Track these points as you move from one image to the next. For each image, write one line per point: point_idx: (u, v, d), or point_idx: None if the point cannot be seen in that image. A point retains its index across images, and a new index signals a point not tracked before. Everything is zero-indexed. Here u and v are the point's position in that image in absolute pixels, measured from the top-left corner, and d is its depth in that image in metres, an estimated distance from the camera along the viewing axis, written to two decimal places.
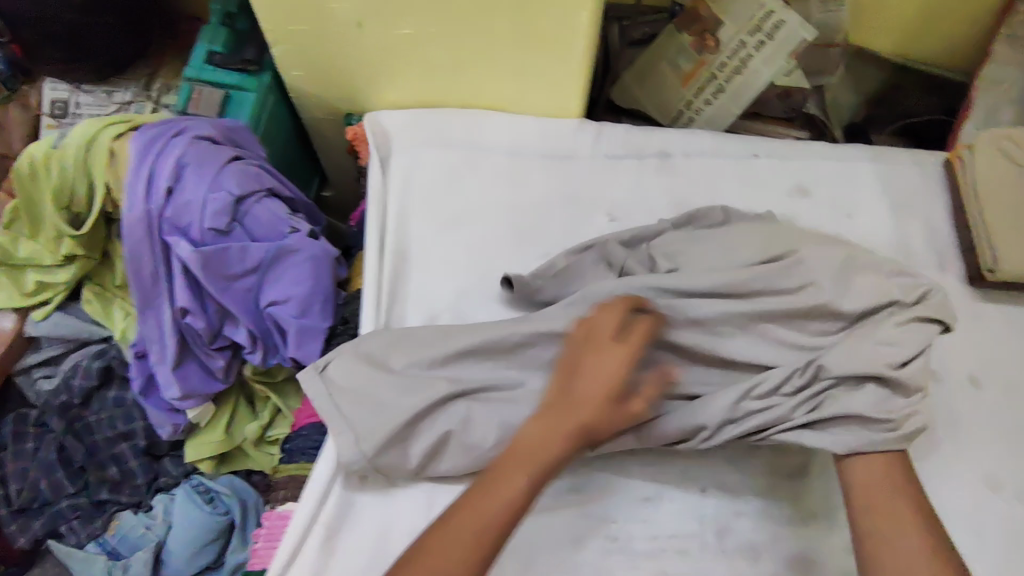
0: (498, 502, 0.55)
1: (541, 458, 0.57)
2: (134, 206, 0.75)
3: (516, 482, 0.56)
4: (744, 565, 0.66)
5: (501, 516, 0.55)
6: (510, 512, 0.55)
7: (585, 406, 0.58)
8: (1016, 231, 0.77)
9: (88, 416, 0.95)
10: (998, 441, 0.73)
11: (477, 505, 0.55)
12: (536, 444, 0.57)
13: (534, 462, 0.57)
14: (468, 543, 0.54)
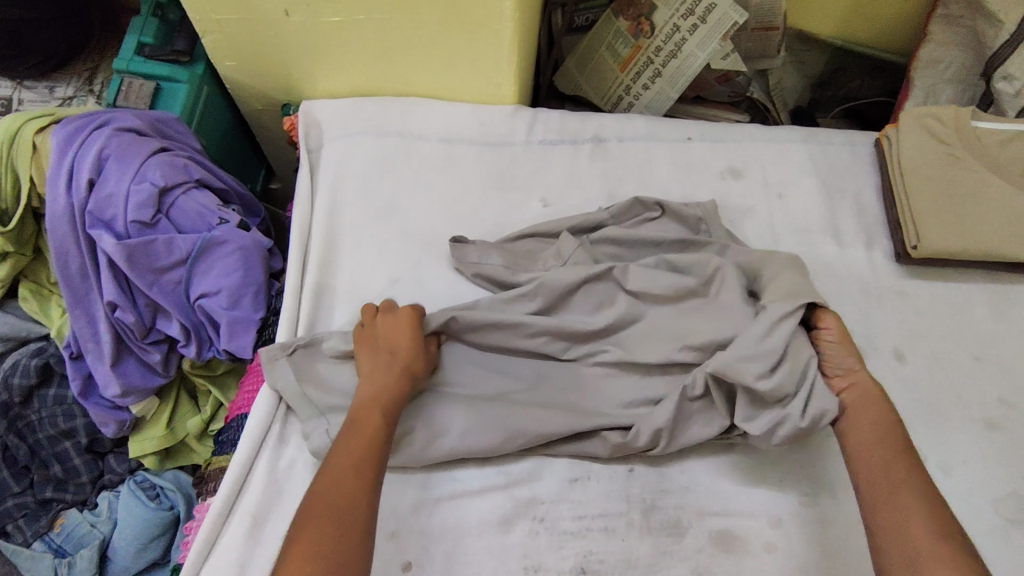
0: (362, 438, 0.61)
1: (380, 400, 0.64)
2: (57, 198, 0.76)
3: (367, 424, 0.62)
4: (668, 541, 0.67)
5: (364, 456, 0.59)
6: (372, 449, 0.60)
7: (399, 354, 0.67)
8: (938, 207, 0.79)
9: (29, 415, 0.93)
10: (922, 413, 0.74)
11: (345, 452, 0.60)
12: (365, 396, 0.64)
13: (368, 405, 0.64)
14: (341, 485, 0.57)
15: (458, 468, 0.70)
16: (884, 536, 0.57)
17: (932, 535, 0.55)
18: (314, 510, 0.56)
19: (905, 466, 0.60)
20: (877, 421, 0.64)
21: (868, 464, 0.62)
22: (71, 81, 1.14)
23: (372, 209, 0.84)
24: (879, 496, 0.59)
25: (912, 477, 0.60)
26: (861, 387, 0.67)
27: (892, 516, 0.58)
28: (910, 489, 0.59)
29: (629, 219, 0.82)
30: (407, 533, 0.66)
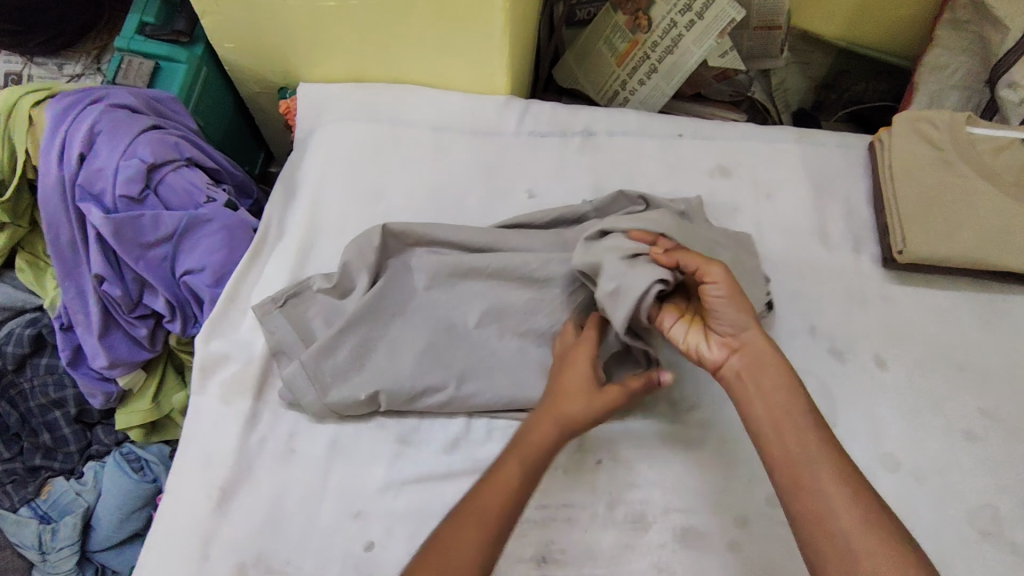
0: (493, 498, 0.56)
1: (541, 450, 0.60)
2: (49, 170, 0.77)
3: (528, 476, 0.58)
4: (631, 535, 0.67)
5: (501, 519, 0.55)
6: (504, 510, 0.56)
7: (572, 394, 0.63)
8: (926, 212, 0.77)
9: (21, 383, 0.95)
10: (898, 420, 0.73)
11: (476, 509, 0.55)
12: (544, 439, 0.61)
13: (537, 457, 0.60)
14: (457, 555, 0.53)
15: (426, 452, 0.70)
16: (812, 530, 0.53)
17: (859, 519, 0.52)
18: (426, 575, 0.51)
19: (819, 439, 0.56)
20: (782, 391, 0.60)
21: (784, 443, 0.57)
22: (80, 59, 1.17)
23: (358, 194, 0.85)
24: (800, 482, 0.55)
25: (829, 452, 0.56)
26: (757, 350, 0.63)
27: (817, 501, 0.53)
28: (823, 465, 0.55)
29: (614, 212, 0.82)
30: (372, 512, 0.67)
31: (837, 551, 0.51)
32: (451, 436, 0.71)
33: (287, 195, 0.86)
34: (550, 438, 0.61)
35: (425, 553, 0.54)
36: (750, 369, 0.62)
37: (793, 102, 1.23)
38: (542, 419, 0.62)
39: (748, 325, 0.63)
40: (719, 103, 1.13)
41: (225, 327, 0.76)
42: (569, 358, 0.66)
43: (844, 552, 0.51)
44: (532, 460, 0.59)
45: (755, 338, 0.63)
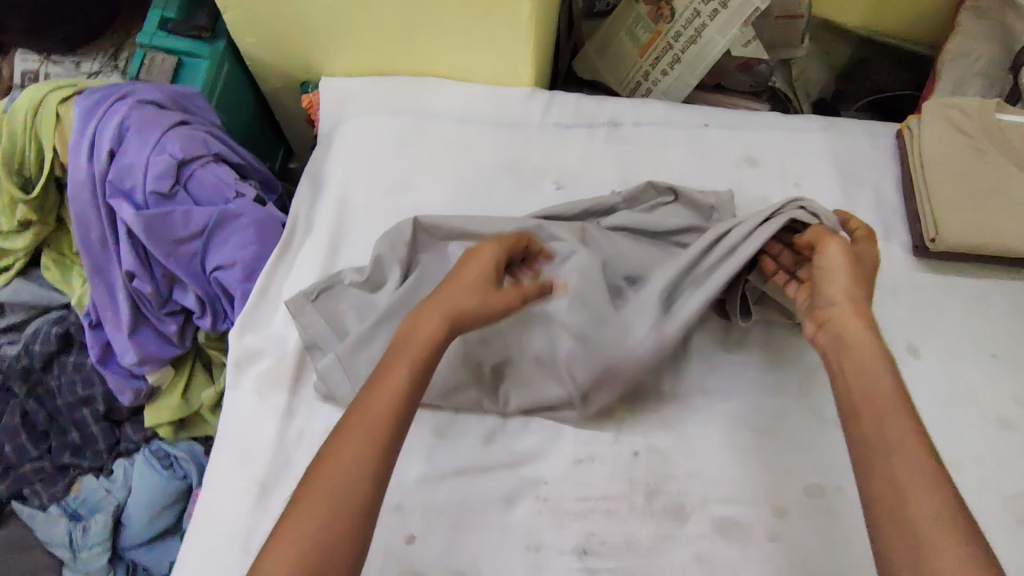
0: (389, 397, 0.56)
1: (424, 346, 0.59)
2: (78, 167, 0.78)
3: (412, 378, 0.57)
4: (670, 525, 0.68)
5: (381, 420, 0.54)
6: (394, 414, 0.55)
7: (462, 286, 0.63)
8: (958, 200, 0.77)
9: (49, 381, 0.95)
10: (933, 408, 0.73)
11: (358, 411, 0.55)
12: (428, 336, 0.60)
13: (421, 357, 0.58)
14: (352, 456, 0.52)
15: (462, 445, 0.71)
16: (889, 506, 0.50)
17: (929, 502, 0.49)
18: (310, 488, 0.51)
19: (910, 431, 0.53)
20: (879, 378, 0.57)
21: (876, 422, 0.55)
22: (97, 56, 1.15)
23: (384, 188, 0.85)
24: (877, 457, 0.53)
25: (911, 437, 0.53)
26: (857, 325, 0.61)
27: (890, 480, 0.51)
28: (905, 448, 0.52)
29: (643, 203, 0.82)
30: (412, 506, 0.68)
31: (900, 525, 0.49)
32: (487, 429, 0.72)
33: (313, 191, 0.86)
34: (434, 333, 0.60)
35: (318, 460, 0.53)
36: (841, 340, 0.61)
37: (813, 91, 1.22)
38: (430, 310, 0.61)
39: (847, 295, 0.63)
40: (740, 93, 1.13)
41: (258, 322, 0.77)
42: (460, 264, 0.65)
43: (907, 532, 0.48)
44: (416, 362, 0.58)
45: (845, 309, 0.63)
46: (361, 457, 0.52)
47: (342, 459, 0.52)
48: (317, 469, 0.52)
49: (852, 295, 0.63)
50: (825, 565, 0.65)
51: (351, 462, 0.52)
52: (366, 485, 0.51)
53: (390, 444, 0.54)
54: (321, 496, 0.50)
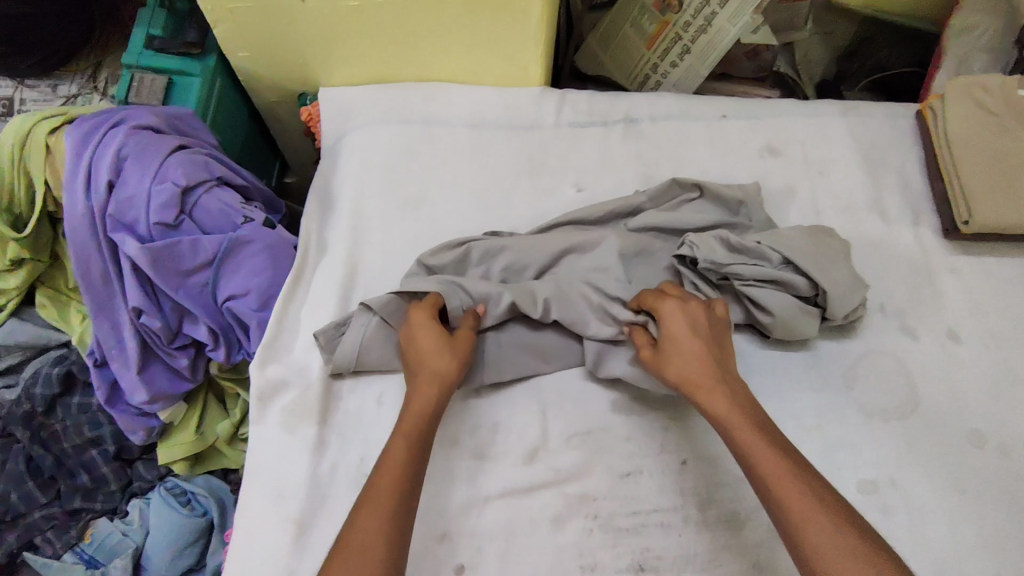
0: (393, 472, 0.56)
1: (421, 412, 0.61)
2: (75, 202, 0.73)
3: (414, 438, 0.59)
4: (727, 535, 0.65)
5: (399, 484, 0.56)
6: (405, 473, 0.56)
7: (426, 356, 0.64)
8: (990, 180, 0.76)
9: (54, 425, 0.90)
10: (979, 393, 0.72)
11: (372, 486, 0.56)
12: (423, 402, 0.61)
13: (421, 421, 0.60)
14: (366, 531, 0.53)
15: (504, 465, 0.68)
16: (790, 539, 0.52)
17: (834, 533, 0.50)
18: (340, 555, 0.52)
19: (780, 461, 0.54)
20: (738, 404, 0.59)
21: (751, 465, 0.55)
22: (75, 78, 1.09)
23: (398, 200, 0.81)
24: (770, 497, 0.54)
25: (777, 464, 0.54)
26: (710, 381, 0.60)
27: (786, 518, 0.52)
28: (793, 481, 0.53)
29: (668, 201, 0.79)
30: (459, 534, 0.65)
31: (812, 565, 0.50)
32: (529, 447, 0.69)
33: (323, 208, 0.83)
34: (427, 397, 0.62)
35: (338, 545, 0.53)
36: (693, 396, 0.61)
37: (817, 74, 1.20)
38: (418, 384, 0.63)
39: (698, 370, 0.61)
40: (746, 80, 1.11)
41: (279, 352, 0.73)
42: (422, 338, 0.65)
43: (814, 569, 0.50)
44: (417, 428, 0.60)
45: (703, 367, 0.61)
46: (383, 513, 0.54)
47: (368, 525, 0.53)
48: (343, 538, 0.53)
49: (691, 369, 0.61)
50: None
51: (378, 512, 0.54)
52: (401, 533, 0.53)
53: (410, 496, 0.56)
54: (356, 552, 0.52)
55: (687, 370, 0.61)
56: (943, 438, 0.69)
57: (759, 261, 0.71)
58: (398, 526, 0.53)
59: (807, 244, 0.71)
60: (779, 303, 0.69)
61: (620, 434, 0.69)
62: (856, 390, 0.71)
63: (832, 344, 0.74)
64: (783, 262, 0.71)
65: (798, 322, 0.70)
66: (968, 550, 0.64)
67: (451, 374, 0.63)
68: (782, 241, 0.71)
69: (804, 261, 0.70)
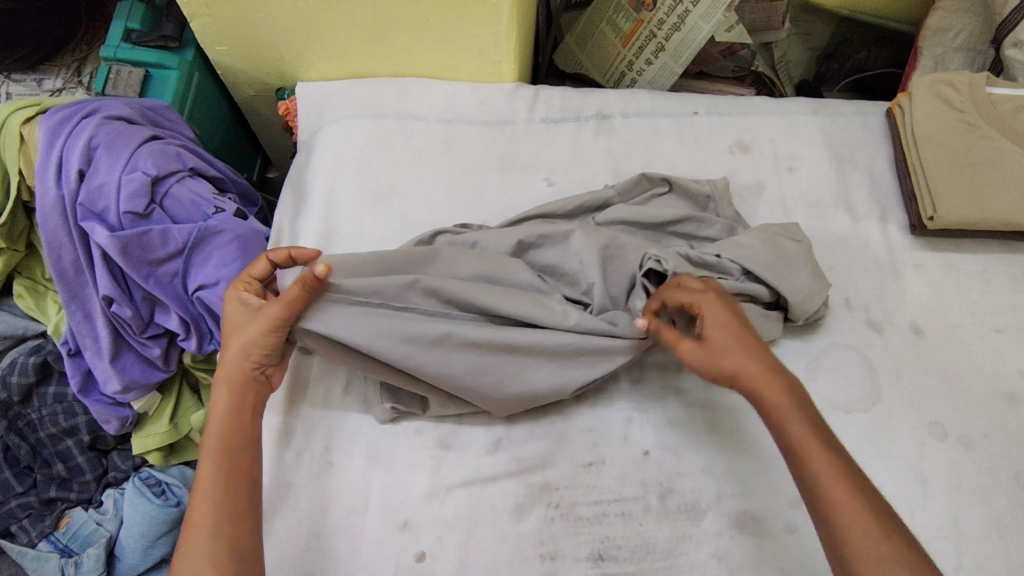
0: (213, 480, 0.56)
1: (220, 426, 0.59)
2: (46, 190, 0.74)
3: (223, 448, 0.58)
4: (687, 525, 0.66)
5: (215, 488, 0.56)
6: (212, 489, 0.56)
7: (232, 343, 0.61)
8: (954, 179, 0.77)
9: (30, 414, 0.91)
10: (940, 385, 0.72)
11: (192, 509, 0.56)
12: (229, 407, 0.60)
13: (226, 431, 0.59)
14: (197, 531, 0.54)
15: (468, 455, 0.68)
16: (837, 548, 0.51)
17: (885, 547, 0.50)
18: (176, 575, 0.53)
19: (838, 476, 0.53)
20: (797, 407, 0.57)
21: (811, 475, 0.54)
22: (59, 73, 1.09)
23: (371, 193, 0.82)
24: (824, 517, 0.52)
25: (840, 484, 0.52)
26: (763, 382, 0.58)
27: (839, 529, 0.51)
28: (856, 520, 0.51)
29: (636, 195, 0.80)
30: (420, 522, 0.65)
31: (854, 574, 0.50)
32: (493, 436, 0.70)
33: (297, 199, 0.84)
34: (230, 401, 0.60)
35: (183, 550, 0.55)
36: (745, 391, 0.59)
37: (795, 74, 1.21)
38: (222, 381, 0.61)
39: (749, 369, 0.58)
40: (723, 79, 1.12)
41: None
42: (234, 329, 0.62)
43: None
44: (221, 451, 0.58)
45: (752, 365, 0.58)
46: (207, 539, 0.54)
47: (192, 553, 0.53)
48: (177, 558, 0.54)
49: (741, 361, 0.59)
50: None
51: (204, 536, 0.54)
52: (236, 544, 0.54)
53: (243, 503, 0.57)
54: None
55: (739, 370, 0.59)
56: (904, 430, 0.70)
57: (723, 274, 0.71)
58: (229, 539, 0.54)
59: (765, 251, 0.72)
60: (744, 312, 0.70)
61: (584, 424, 0.70)
62: (819, 383, 0.72)
63: (795, 340, 0.74)
64: (742, 273, 0.71)
65: (758, 329, 0.71)
66: (929, 542, 0.64)
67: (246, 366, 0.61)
68: (743, 252, 0.71)
69: (765, 273, 0.70)
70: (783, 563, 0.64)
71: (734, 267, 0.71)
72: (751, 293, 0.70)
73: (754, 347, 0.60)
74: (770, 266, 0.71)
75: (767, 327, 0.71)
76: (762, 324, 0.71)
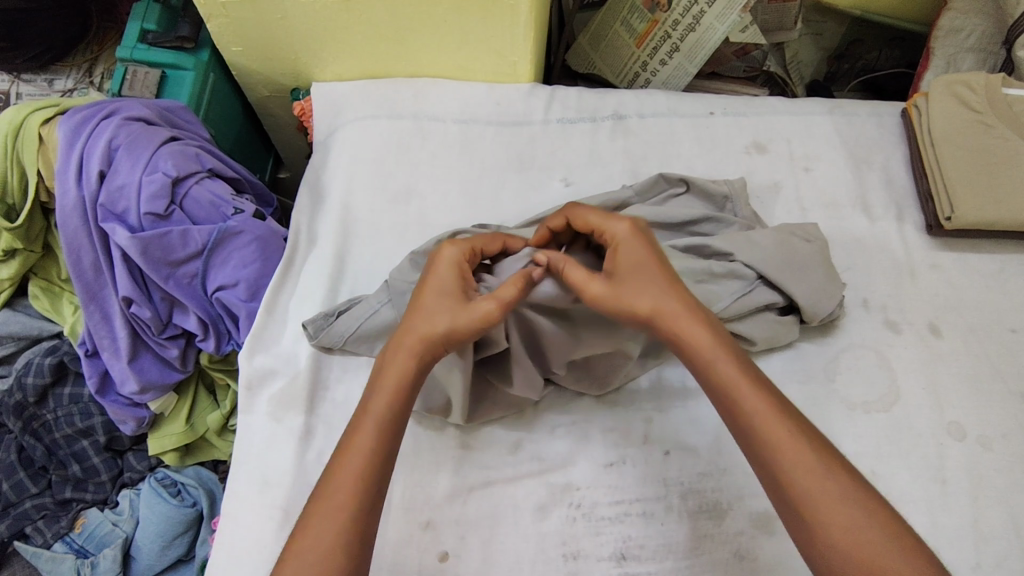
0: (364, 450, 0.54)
1: (396, 392, 0.57)
2: (67, 191, 0.75)
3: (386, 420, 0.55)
4: (708, 524, 0.66)
5: (370, 463, 0.53)
6: (371, 462, 0.53)
7: (429, 313, 0.59)
8: (971, 179, 0.77)
9: (45, 416, 0.91)
10: (960, 383, 0.73)
11: (335, 475, 0.53)
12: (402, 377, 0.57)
13: (397, 402, 0.56)
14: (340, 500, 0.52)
15: (490, 455, 0.69)
16: (783, 493, 0.51)
17: (819, 470, 0.50)
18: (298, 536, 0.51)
19: (771, 408, 0.53)
20: (714, 337, 0.57)
21: (736, 405, 0.54)
22: (71, 73, 1.09)
23: (389, 193, 0.82)
24: (773, 462, 0.51)
25: (769, 414, 0.53)
26: (678, 317, 0.58)
27: (770, 455, 0.52)
28: (807, 469, 0.51)
29: (654, 196, 0.79)
30: (442, 521, 0.65)
31: (792, 501, 0.50)
32: (514, 436, 0.70)
33: (314, 201, 0.84)
34: (409, 372, 0.58)
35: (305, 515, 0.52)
36: (658, 326, 0.58)
37: (807, 75, 1.21)
38: (399, 350, 0.59)
39: (665, 304, 0.58)
40: (735, 80, 1.12)
41: (267, 341, 0.74)
42: (443, 296, 0.60)
43: (809, 522, 0.49)
44: (382, 423, 0.55)
45: (665, 300, 0.58)
46: (345, 514, 0.51)
47: (324, 517, 0.51)
48: (304, 521, 0.51)
49: (667, 289, 0.59)
50: None
51: (339, 513, 0.51)
52: (365, 528, 0.52)
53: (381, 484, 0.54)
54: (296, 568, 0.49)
55: (652, 301, 0.58)
56: (924, 430, 0.70)
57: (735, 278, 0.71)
58: (361, 518, 0.52)
59: (777, 252, 0.72)
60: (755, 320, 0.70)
61: (604, 425, 0.70)
62: (838, 382, 0.72)
63: (814, 340, 0.74)
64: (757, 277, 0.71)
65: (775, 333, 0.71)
66: (948, 540, 0.65)
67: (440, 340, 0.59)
68: (755, 253, 0.71)
69: (779, 280, 0.70)
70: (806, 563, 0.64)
71: (745, 272, 0.71)
72: (763, 298, 0.70)
73: (666, 281, 0.60)
74: (781, 271, 0.71)
75: (782, 332, 0.71)
76: (776, 329, 0.71)
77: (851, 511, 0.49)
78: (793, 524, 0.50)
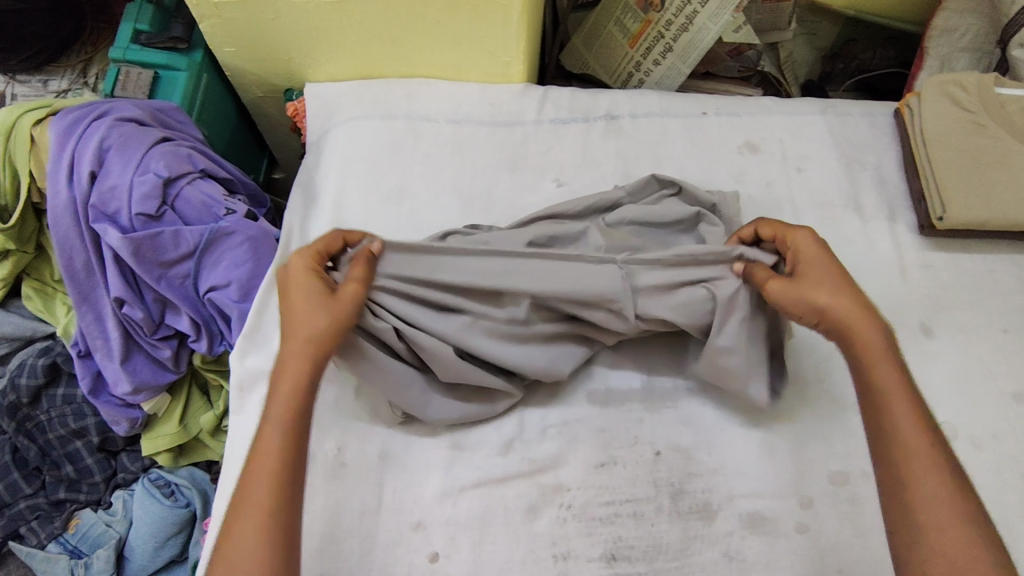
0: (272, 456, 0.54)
1: (291, 396, 0.57)
2: (58, 192, 0.75)
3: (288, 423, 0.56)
4: (698, 524, 0.66)
5: (280, 466, 0.54)
6: (282, 464, 0.54)
7: (300, 317, 0.60)
8: (963, 179, 0.77)
9: (39, 416, 0.91)
10: (951, 383, 0.73)
11: (248, 487, 0.53)
12: (298, 374, 0.58)
13: (295, 405, 0.56)
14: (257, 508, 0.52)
15: (480, 456, 0.69)
16: (902, 507, 0.53)
17: (949, 498, 0.52)
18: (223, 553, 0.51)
19: (920, 434, 0.54)
20: (882, 351, 0.58)
21: (885, 409, 0.56)
22: (65, 74, 1.09)
23: (381, 193, 0.82)
24: (897, 477, 0.53)
25: (916, 430, 0.54)
26: (866, 324, 0.59)
27: (899, 471, 0.53)
28: (945, 496, 0.52)
29: (646, 196, 0.79)
30: (432, 522, 0.65)
31: (905, 515, 0.52)
32: (504, 437, 0.70)
33: (307, 201, 0.84)
34: (299, 372, 0.58)
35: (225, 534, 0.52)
36: (837, 326, 0.60)
37: (801, 74, 1.21)
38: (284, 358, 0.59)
39: (852, 308, 0.60)
40: (729, 79, 1.12)
41: (259, 341, 0.74)
42: (304, 300, 0.60)
43: (918, 537, 0.51)
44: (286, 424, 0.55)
45: (848, 300, 0.60)
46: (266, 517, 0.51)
47: (245, 525, 0.51)
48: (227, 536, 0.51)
49: (834, 291, 0.61)
50: (854, 554, 0.65)
51: (262, 517, 0.51)
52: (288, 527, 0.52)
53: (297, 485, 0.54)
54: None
55: (828, 300, 0.60)
56: None
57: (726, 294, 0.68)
58: (281, 521, 0.52)
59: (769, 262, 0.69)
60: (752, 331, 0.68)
61: (595, 425, 0.70)
62: (829, 383, 0.72)
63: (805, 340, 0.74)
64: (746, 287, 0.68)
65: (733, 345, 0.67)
66: None
67: (324, 338, 0.59)
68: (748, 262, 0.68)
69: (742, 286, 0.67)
70: (797, 563, 0.64)
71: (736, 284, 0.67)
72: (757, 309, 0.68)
73: (835, 283, 0.61)
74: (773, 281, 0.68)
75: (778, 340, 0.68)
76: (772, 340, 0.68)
77: (961, 532, 0.50)
78: (900, 535, 0.52)
